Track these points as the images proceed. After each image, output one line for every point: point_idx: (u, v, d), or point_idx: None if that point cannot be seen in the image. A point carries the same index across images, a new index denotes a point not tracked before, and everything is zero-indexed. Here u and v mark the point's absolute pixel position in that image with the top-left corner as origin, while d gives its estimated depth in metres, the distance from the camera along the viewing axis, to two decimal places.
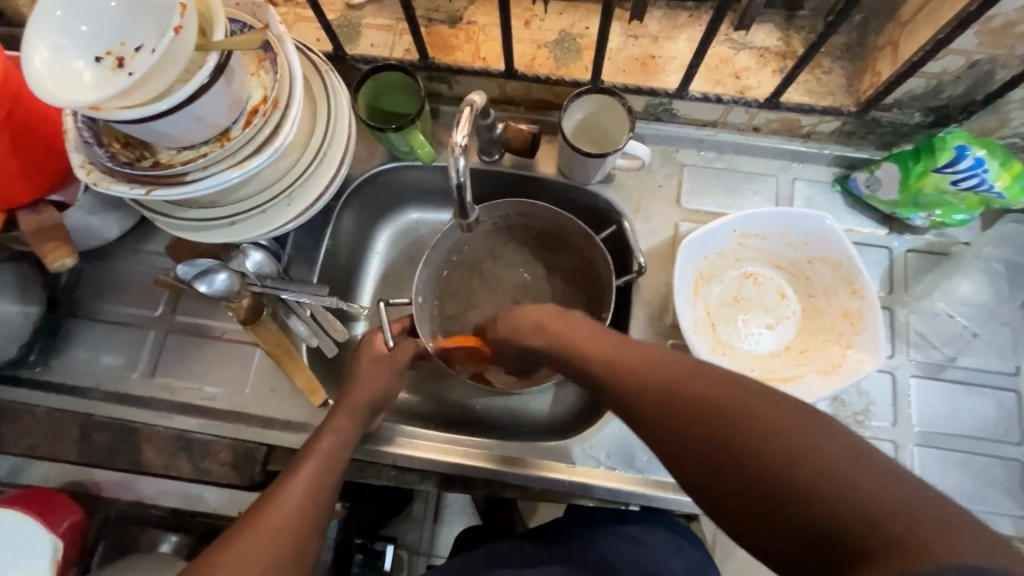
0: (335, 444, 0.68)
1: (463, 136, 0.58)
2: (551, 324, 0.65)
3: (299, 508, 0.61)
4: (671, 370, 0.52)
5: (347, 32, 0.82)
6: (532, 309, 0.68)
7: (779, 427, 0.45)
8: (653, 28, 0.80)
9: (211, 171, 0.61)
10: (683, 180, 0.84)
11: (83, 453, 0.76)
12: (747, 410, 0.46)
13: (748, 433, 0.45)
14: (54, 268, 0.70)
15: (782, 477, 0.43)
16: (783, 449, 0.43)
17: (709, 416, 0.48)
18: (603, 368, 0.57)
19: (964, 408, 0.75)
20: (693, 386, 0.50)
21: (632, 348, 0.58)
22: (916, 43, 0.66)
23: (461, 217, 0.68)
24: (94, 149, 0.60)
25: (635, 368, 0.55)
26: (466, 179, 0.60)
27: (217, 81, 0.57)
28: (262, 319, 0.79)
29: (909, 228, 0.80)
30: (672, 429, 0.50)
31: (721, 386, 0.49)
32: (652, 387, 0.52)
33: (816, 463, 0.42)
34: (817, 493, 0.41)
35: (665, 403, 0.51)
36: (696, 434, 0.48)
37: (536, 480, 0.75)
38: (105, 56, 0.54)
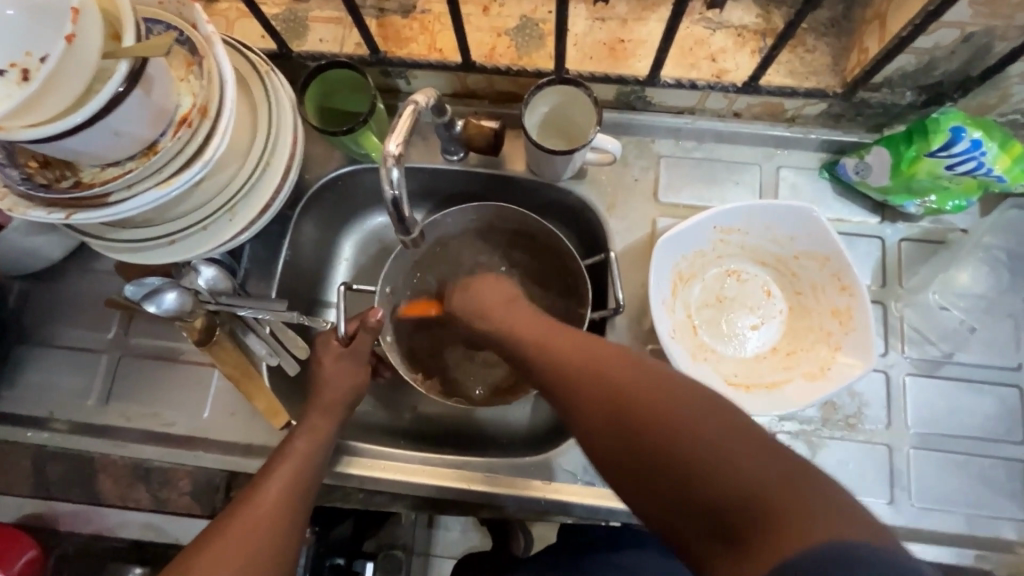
0: (311, 445, 0.65)
1: (397, 143, 0.55)
2: (495, 309, 0.61)
3: (272, 514, 0.58)
4: (583, 348, 0.52)
5: (293, 28, 0.77)
6: (493, 287, 0.64)
7: (687, 410, 0.44)
8: (621, 9, 0.74)
9: (137, 189, 0.56)
10: (660, 172, 0.79)
11: (38, 486, 0.74)
12: (658, 395, 0.45)
13: (660, 413, 0.44)
14: None
15: (682, 454, 0.42)
16: (691, 428, 0.42)
17: (619, 397, 0.46)
18: (529, 345, 0.55)
19: (962, 407, 0.71)
20: (611, 370, 0.48)
21: (556, 327, 0.56)
22: (905, 15, 0.60)
23: (403, 233, 0.63)
24: (9, 172, 0.55)
25: (558, 348, 0.53)
26: (401, 192, 0.56)
27: (133, 92, 0.51)
28: (216, 338, 0.74)
29: (903, 215, 0.75)
30: (585, 408, 0.48)
31: (637, 373, 0.47)
32: (565, 367, 0.51)
33: (717, 446, 0.41)
34: (720, 476, 0.40)
35: (580, 381, 0.49)
36: (607, 414, 0.47)
37: (509, 500, 0.71)
38: (9, 70, 0.49)
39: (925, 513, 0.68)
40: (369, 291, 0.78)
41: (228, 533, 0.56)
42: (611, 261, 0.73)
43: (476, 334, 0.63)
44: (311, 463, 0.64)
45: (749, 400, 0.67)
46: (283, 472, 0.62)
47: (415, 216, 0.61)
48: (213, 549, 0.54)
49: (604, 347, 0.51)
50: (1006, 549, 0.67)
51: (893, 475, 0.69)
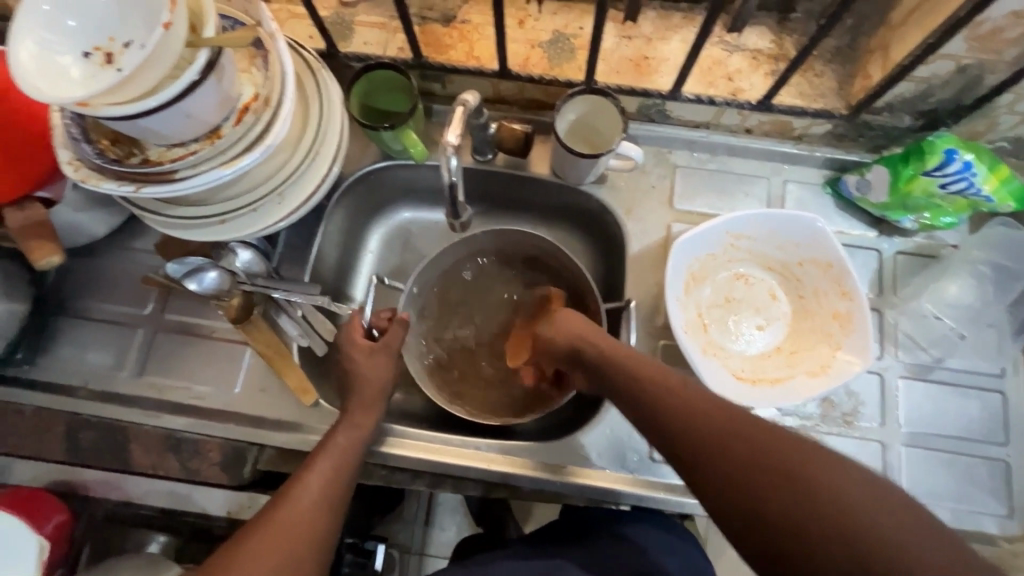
0: (349, 439, 0.68)
1: (455, 135, 0.59)
2: (593, 338, 0.67)
3: (305, 517, 0.62)
4: (715, 406, 0.55)
5: (340, 30, 0.82)
6: (590, 332, 0.68)
7: (830, 481, 0.48)
8: (647, 29, 0.80)
9: (201, 168, 0.60)
10: (676, 181, 0.84)
11: (70, 452, 0.74)
12: (802, 467, 0.49)
13: (800, 483, 0.48)
14: (41, 266, 0.69)
15: (828, 525, 0.46)
16: (836, 500, 0.46)
17: (751, 472, 0.50)
18: (647, 402, 0.59)
19: (950, 408, 0.76)
20: (751, 431, 0.52)
21: (672, 382, 0.59)
22: (907, 46, 0.66)
23: (452, 217, 0.68)
24: (82, 146, 0.60)
25: (672, 408, 0.57)
26: (458, 179, 0.61)
27: (208, 79, 0.56)
28: (253, 317, 0.79)
29: (899, 230, 0.81)
30: (721, 467, 0.52)
31: (774, 436, 0.51)
32: (683, 428, 0.55)
33: (856, 512, 0.46)
34: (878, 544, 0.44)
35: (703, 446, 0.53)
36: (741, 484, 0.50)
37: (526, 479, 0.75)
38: (94, 52, 0.54)
39: None
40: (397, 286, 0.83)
41: (258, 535, 0.59)
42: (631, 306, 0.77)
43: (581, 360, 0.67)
44: (345, 466, 0.67)
45: (755, 392, 0.72)
46: (317, 474, 0.65)
47: (466, 203, 0.67)
48: (257, 544, 0.59)
49: (724, 408, 0.55)
50: (988, 541, 0.72)
51: (886, 469, 0.74)
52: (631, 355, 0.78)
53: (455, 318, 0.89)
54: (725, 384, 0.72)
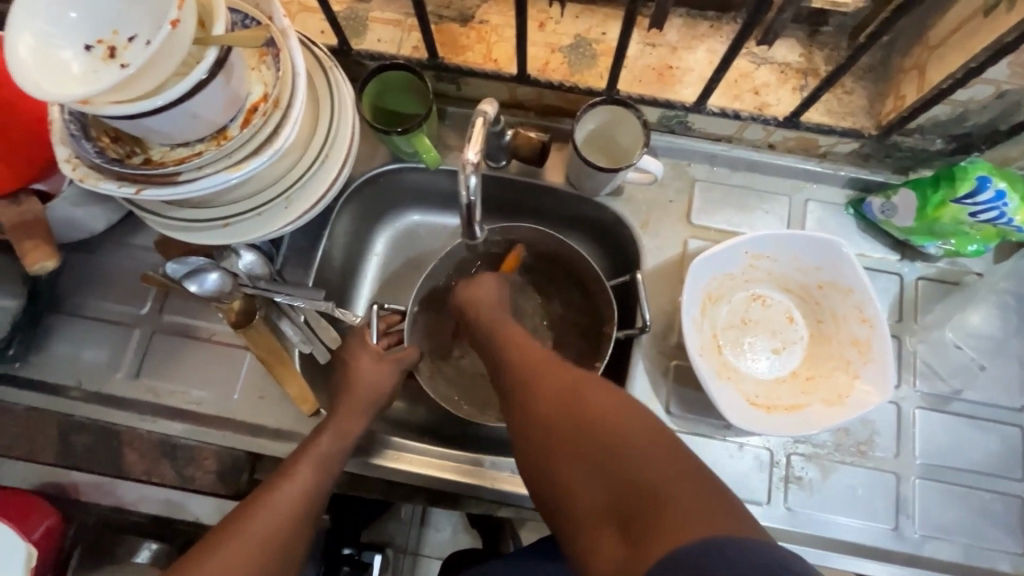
0: (334, 444, 0.65)
1: (475, 152, 0.56)
2: (481, 305, 0.70)
3: (273, 530, 0.58)
4: (540, 359, 0.59)
5: (353, 26, 0.79)
6: (493, 309, 0.69)
7: (626, 427, 0.48)
8: (672, 37, 0.77)
9: (206, 171, 0.58)
10: (694, 196, 0.82)
11: (61, 455, 0.74)
12: (606, 419, 0.49)
13: (583, 419, 0.50)
14: (35, 270, 0.67)
15: (601, 450, 0.48)
16: (607, 432, 0.48)
17: (562, 422, 0.51)
18: (506, 361, 0.61)
19: (968, 441, 0.74)
20: (558, 379, 0.55)
21: (536, 349, 0.61)
22: (946, 69, 0.64)
23: (468, 236, 0.69)
24: (82, 143, 0.57)
25: (526, 364, 0.59)
26: (475, 199, 0.60)
27: (215, 78, 0.53)
28: (254, 323, 0.76)
29: (922, 255, 0.79)
30: (526, 406, 0.55)
31: (574, 384, 0.54)
32: (525, 381, 0.57)
33: (635, 464, 0.46)
34: (627, 465, 0.46)
35: (535, 398, 0.55)
36: (552, 436, 0.51)
37: (529, 500, 0.73)
38: (96, 45, 0.51)
39: (926, 541, 0.71)
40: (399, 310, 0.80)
41: (222, 553, 0.56)
42: (638, 277, 0.74)
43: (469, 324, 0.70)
44: (322, 474, 0.64)
45: (769, 419, 0.70)
46: (289, 485, 0.61)
47: (480, 223, 0.67)
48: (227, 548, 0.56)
49: (563, 370, 0.56)
50: None
51: (899, 502, 0.72)
52: (642, 375, 0.76)
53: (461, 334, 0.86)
54: (739, 410, 0.70)
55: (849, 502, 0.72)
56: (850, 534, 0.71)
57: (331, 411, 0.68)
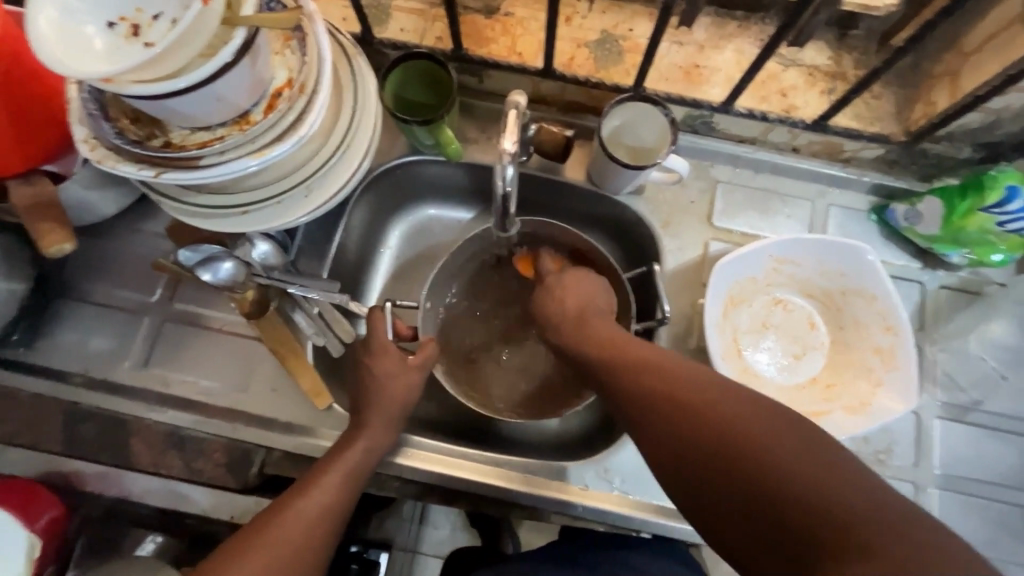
0: (356, 448, 0.65)
1: (512, 142, 0.56)
2: (570, 319, 0.65)
3: (301, 539, 0.57)
4: (661, 363, 0.54)
5: (376, 14, 0.78)
6: (587, 320, 0.64)
7: (780, 446, 0.43)
8: (700, 35, 0.76)
9: (228, 156, 0.56)
10: (717, 197, 0.81)
11: (68, 444, 0.71)
12: (761, 434, 0.44)
13: (726, 429, 0.45)
14: (49, 253, 0.65)
15: (754, 468, 0.42)
16: (764, 452, 0.43)
17: (717, 443, 0.45)
18: (625, 373, 0.55)
19: (987, 452, 0.73)
20: (691, 386, 0.50)
21: (661, 358, 0.54)
22: (982, 76, 0.63)
23: (500, 227, 0.68)
24: (101, 124, 0.55)
25: (652, 378, 0.52)
26: (512, 188, 0.58)
27: (241, 61, 0.51)
28: (267, 314, 0.75)
29: (944, 264, 0.78)
30: (658, 422, 0.49)
31: (714, 391, 0.48)
32: (659, 397, 0.50)
33: (811, 489, 0.39)
34: (799, 487, 0.40)
35: (673, 419, 0.49)
36: (702, 465, 0.45)
37: (545, 501, 0.72)
38: (119, 23, 0.49)
39: None
40: (412, 306, 0.78)
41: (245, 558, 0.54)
42: (656, 271, 0.72)
43: (555, 338, 0.65)
44: (348, 485, 0.63)
45: None
46: (319, 493, 0.60)
47: (514, 214, 0.66)
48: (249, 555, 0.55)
49: (693, 376, 0.51)
50: None
51: (918, 512, 0.72)
52: None
53: (473, 320, 0.83)
54: None
55: None
56: None
57: (358, 420, 0.67)
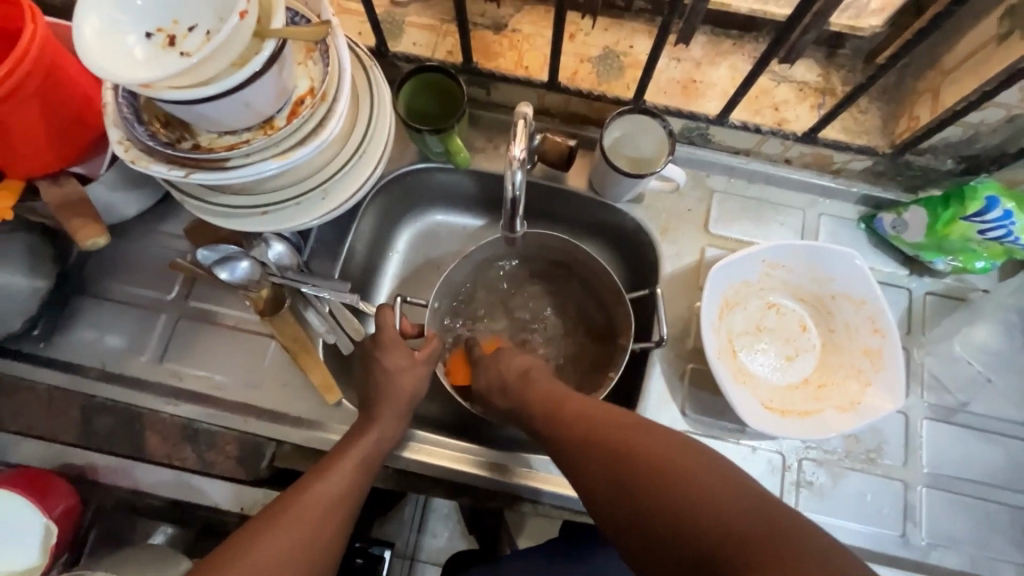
0: (368, 438, 0.67)
1: (520, 148, 0.59)
2: (514, 377, 0.69)
3: (320, 521, 0.60)
4: (591, 412, 0.59)
5: (391, 29, 0.82)
6: (529, 373, 0.69)
7: (692, 473, 0.49)
8: (696, 52, 0.81)
9: (253, 159, 0.60)
10: (712, 206, 0.84)
11: (83, 437, 0.74)
12: (675, 467, 0.49)
13: (647, 466, 0.51)
14: (86, 246, 0.69)
15: (670, 501, 0.48)
16: (679, 483, 0.48)
17: (636, 480, 0.51)
18: (564, 423, 0.60)
19: (973, 452, 0.76)
20: (617, 432, 0.55)
21: (597, 409, 0.59)
22: (959, 92, 0.67)
23: (506, 229, 0.71)
24: (134, 127, 0.59)
25: (589, 429, 0.57)
26: (520, 193, 0.63)
27: (269, 70, 0.55)
28: (281, 312, 0.77)
29: (930, 271, 0.81)
30: (591, 465, 0.55)
31: (634, 434, 0.54)
32: (594, 442, 0.56)
33: (718, 513, 0.45)
34: (705, 515, 0.45)
35: (606, 465, 0.54)
36: (626, 502, 0.50)
37: (549, 495, 0.74)
38: (156, 33, 0.53)
39: (932, 548, 0.73)
40: (421, 305, 0.82)
41: (269, 537, 0.57)
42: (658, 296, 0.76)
43: (502, 401, 0.69)
44: (363, 472, 0.65)
45: (784, 422, 0.72)
46: (338, 476, 0.64)
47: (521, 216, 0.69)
48: (271, 535, 0.57)
49: (617, 422, 0.57)
50: None
51: (907, 509, 0.74)
52: (658, 375, 0.79)
53: (479, 325, 0.87)
54: (755, 412, 0.72)
55: (858, 509, 0.74)
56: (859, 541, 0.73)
57: (368, 412, 0.69)
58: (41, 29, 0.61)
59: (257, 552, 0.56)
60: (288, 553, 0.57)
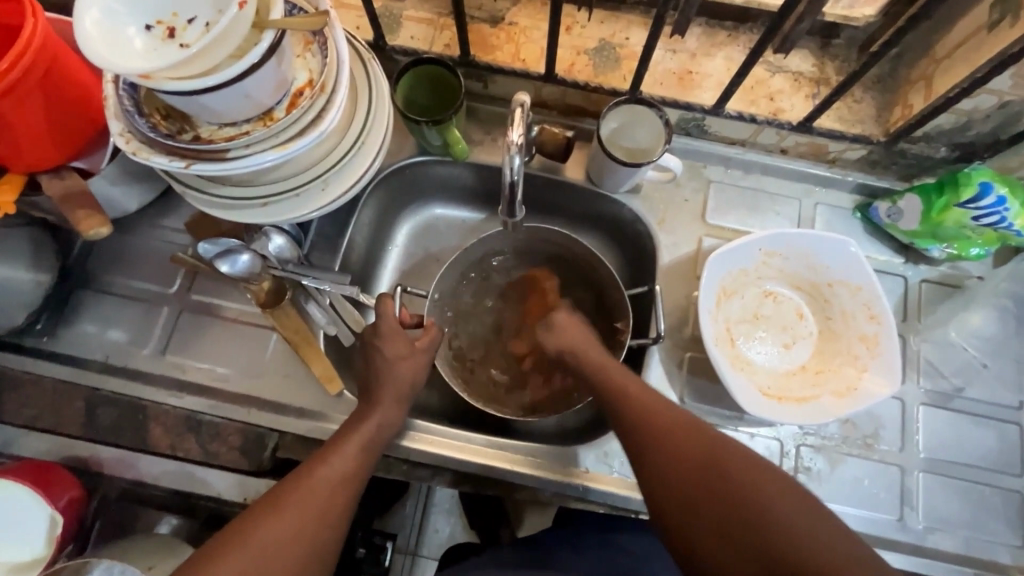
0: (370, 426, 0.68)
1: (518, 133, 0.60)
2: (594, 363, 0.70)
3: (322, 506, 0.61)
4: (675, 415, 0.62)
5: (388, 23, 0.83)
6: (613, 372, 0.68)
7: (781, 508, 0.52)
8: (692, 44, 0.81)
9: (253, 149, 0.60)
10: (709, 196, 0.85)
11: (87, 427, 0.74)
12: (768, 496, 0.53)
13: (737, 487, 0.54)
14: (87, 237, 0.69)
15: (764, 522, 0.52)
16: (772, 509, 0.52)
17: (728, 496, 0.54)
18: (646, 420, 0.62)
19: (969, 437, 0.77)
20: (702, 442, 0.58)
21: (684, 424, 0.60)
22: (952, 80, 0.68)
23: (506, 215, 0.72)
24: (134, 118, 0.60)
25: (687, 450, 0.58)
26: (519, 177, 0.63)
27: (269, 61, 0.55)
28: (282, 304, 0.78)
29: (925, 258, 0.82)
30: (676, 464, 0.58)
31: (722, 447, 0.58)
32: (677, 448, 0.59)
33: (832, 555, 0.49)
34: (799, 542, 0.50)
35: (710, 497, 0.55)
36: (726, 532, 0.53)
37: (548, 483, 0.75)
38: (156, 26, 0.54)
39: (929, 532, 0.73)
40: (421, 295, 0.83)
41: (270, 521, 0.58)
42: (655, 291, 0.77)
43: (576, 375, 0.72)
44: (365, 456, 0.66)
45: (781, 408, 0.72)
46: (339, 461, 0.64)
47: (521, 202, 0.70)
48: (274, 519, 0.58)
49: (703, 432, 0.59)
50: (1000, 570, 0.72)
51: (904, 493, 0.75)
52: (656, 364, 0.79)
53: (477, 316, 0.88)
54: (753, 398, 0.72)
55: (855, 493, 0.75)
56: (856, 524, 0.73)
57: (368, 399, 0.70)
58: (41, 24, 0.61)
59: (258, 536, 0.57)
60: (289, 536, 0.58)
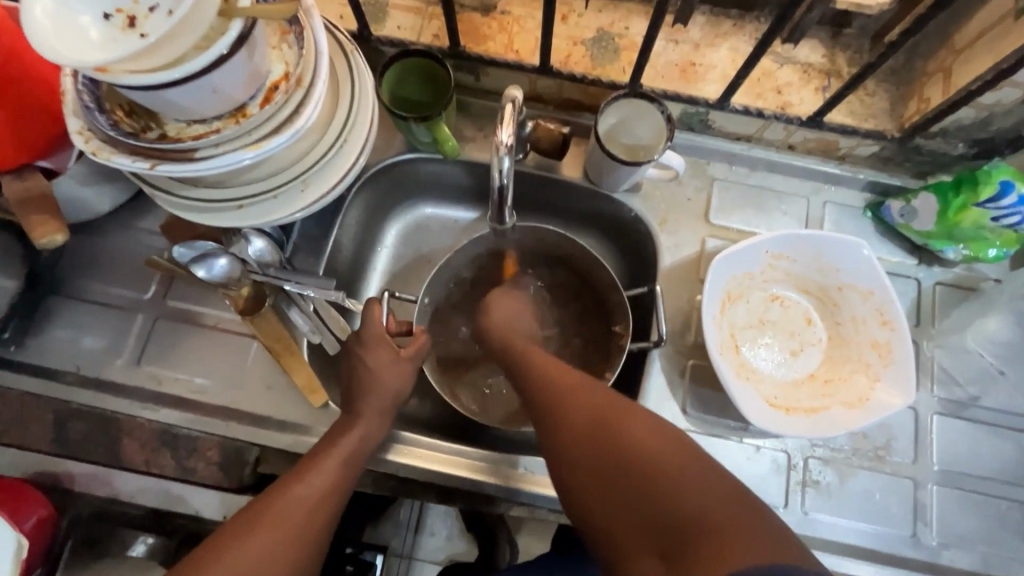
0: (354, 442, 0.64)
1: (508, 133, 0.56)
2: (506, 334, 0.69)
3: (299, 527, 0.57)
4: (569, 375, 0.61)
5: (373, 12, 0.78)
6: (520, 339, 0.68)
7: (666, 454, 0.50)
8: (695, 34, 0.77)
9: (225, 148, 0.56)
10: (713, 195, 0.81)
11: (58, 443, 0.70)
12: (649, 440, 0.52)
13: (620, 435, 0.53)
14: (42, 245, 0.65)
15: (648, 466, 0.50)
16: (654, 454, 0.50)
17: (616, 446, 0.52)
18: (536, 380, 0.61)
19: (985, 448, 0.73)
20: (591, 395, 0.57)
21: (585, 390, 0.58)
22: (973, 72, 0.64)
23: (495, 221, 0.68)
24: (96, 115, 0.55)
25: (577, 404, 0.57)
26: (509, 181, 0.59)
27: (238, 52, 0.51)
28: (263, 311, 0.74)
29: (939, 260, 0.78)
30: (568, 420, 0.56)
31: (611, 400, 0.56)
32: (567, 403, 0.57)
33: (684, 494, 0.47)
34: (669, 483, 0.48)
35: (597, 448, 0.53)
36: (613, 481, 0.51)
37: (545, 499, 0.71)
38: (114, 14, 0.49)
39: (944, 548, 0.70)
40: (411, 300, 0.79)
41: (242, 546, 0.54)
42: (657, 292, 0.72)
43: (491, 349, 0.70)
44: (347, 472, 0.62)
45: (790, 420, 0.69)
46: (317, 479, 0.60)
47: (511, 205, 0.66)
48: (246, 543, 0.55)
49: (594, 388, 0.58)
50: None
51: (917, 508, 0.71)
52: (658, 373, 0.75)
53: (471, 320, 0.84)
54: (759, 410, 0.69)
55: (866, 508, 0.71)
56: (866, 540, 0.70)
57: (352, 413, 0.66)
58: None
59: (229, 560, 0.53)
60: (263, 560, 0.55)
